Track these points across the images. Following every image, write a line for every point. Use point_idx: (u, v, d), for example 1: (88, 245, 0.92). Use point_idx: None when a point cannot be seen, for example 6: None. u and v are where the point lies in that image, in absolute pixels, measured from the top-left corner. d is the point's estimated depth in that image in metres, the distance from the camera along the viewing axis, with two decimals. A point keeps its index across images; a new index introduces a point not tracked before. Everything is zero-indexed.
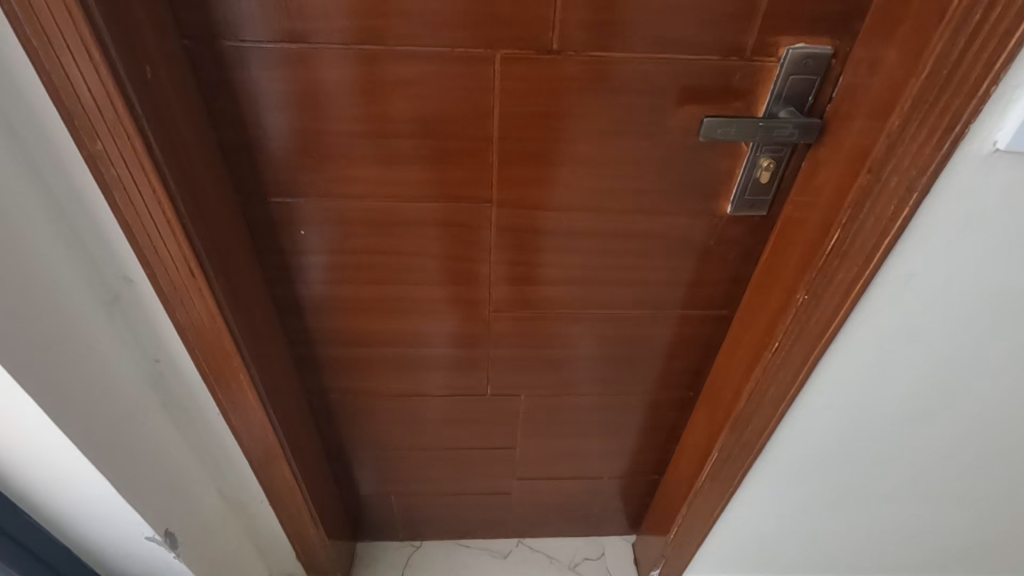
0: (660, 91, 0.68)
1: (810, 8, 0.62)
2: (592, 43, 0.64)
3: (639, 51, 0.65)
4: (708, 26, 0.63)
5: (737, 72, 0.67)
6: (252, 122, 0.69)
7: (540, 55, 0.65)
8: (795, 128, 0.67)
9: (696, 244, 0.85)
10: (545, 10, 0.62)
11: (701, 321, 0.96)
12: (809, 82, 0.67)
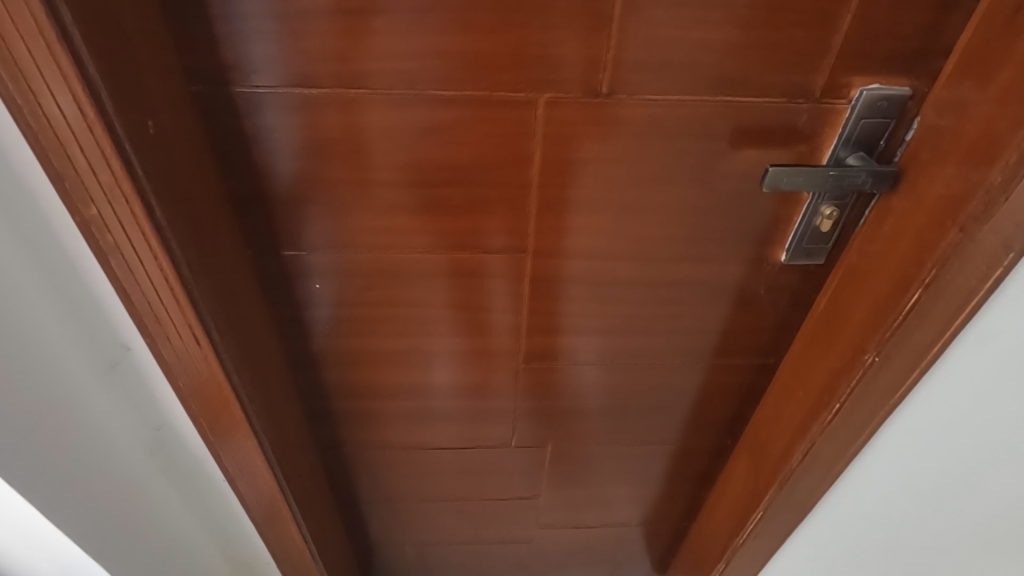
0: (718, 136, 0.62)
1: (889, 46, 0.56)
2: (647, 85, 0.58)
3: (697, 93, 0.59)
4: (776, 66, 0.57)
5: (803, 115, 0.60)
6: (265, 172, 0.62)
7: (588, 98, 0.58)
8: (869, 176, 0.61)
9: (744, 293, 0.78)
10: (597, 50, 0.55)
11: (741, 369, 0.90)
12: (882, 126, 0.61)
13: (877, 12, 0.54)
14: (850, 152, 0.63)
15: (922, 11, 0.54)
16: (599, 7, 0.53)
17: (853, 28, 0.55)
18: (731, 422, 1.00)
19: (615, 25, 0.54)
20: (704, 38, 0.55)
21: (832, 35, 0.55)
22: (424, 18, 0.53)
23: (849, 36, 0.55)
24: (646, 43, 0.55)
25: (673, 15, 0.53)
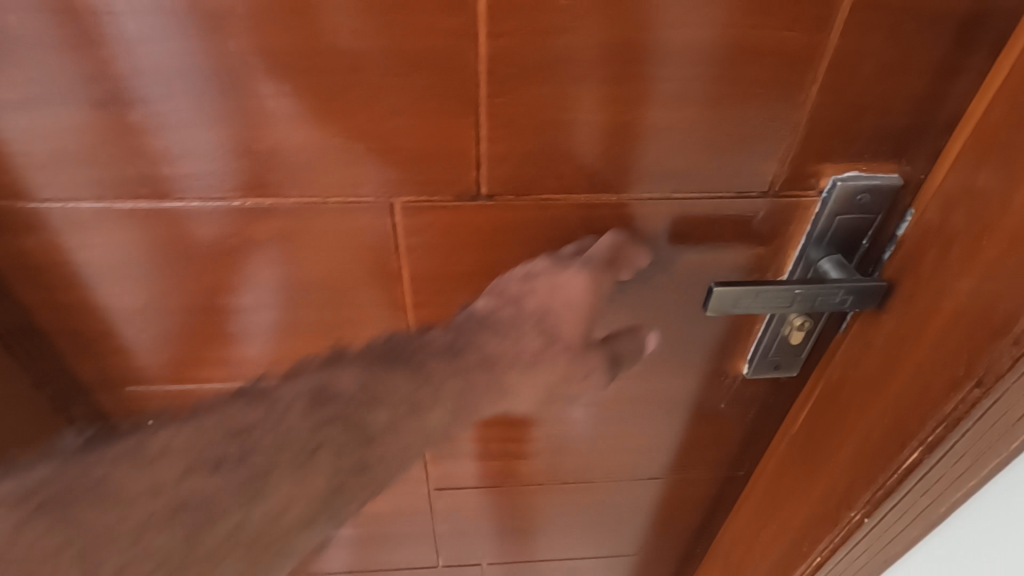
0: (648, 239, 0.46)
1: (872, 124, 0.40)
2: (540, 181, 0.42)
3: (613, 189, 0.43)
4: (716, 155, 0.41)
5: (759, 212, 0.45)
6: (38, 302, 0.46)
7: (461, 201, 0.42)
8: (849, 292, 0.45)
9: (701, 406, 0.62)
10: (461, 142, 0.39)
11: (708, 483, 0.74)
12: (865, 222, 0.45)
13: (850, 83, 0.38)
14: (824, 254, 0.47)
15: (913, 80, 0.39)
16: (454, 87, 0.37)
17: (818, 104, 0.39)
18: (699, 532, 0.83)
19: (481, 109, 0.38)
20: (613, 121, 0.39)
21: (790, 114, 0.40)
22: (204, 107, 0.37)
23: (813, 114, 0.40)
24: (531, 131, 0.39)
25: (563, 95, 0.38)
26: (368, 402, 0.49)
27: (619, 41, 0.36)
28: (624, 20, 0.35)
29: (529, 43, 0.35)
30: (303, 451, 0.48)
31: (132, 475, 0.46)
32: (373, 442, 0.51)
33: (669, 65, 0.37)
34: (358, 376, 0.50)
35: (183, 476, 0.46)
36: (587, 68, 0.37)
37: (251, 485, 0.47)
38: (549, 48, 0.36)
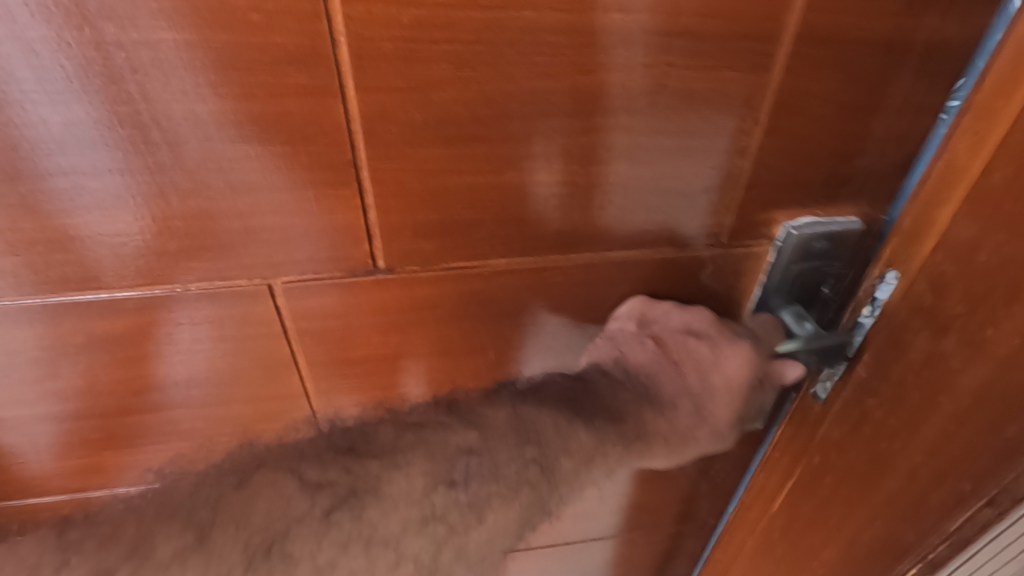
0: (584, 302, 0.40)
1: (827, 166, 0.35)
2: (449, 251, 0.35)
3: (538, 252, 0.36)
4: (652, 209, 0.35)
5: (707, 265, 0.39)
6: None
7: (356, 278, 0.35)
8: (810, 352, 0.39)
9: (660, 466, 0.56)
10: (343, 213, 0.32)
11: (671, 544, 0.67)
12: (824, 268, 0.39)
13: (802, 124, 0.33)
14: (784, 306, 0.41)
15: (873, 117, 0.33)
16: (326, 152, 0.29)
17: (768, 149, 0.34)
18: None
19: (364, 175, 0.31)
20: (529, 180, 0.33)
21: (736, 159, 0.34)
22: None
23: (762, 160, 0.34)
24: (430, 196, 0.32)
25: (465, 154, 0.31)
26: (487, 478, 0.36)
27: (528, 90, 0.29)
28: (531, 65, 0.28)
29: (415, 97, 0.28)
30: (416, 521, 0.34)
31: (285, 491, 0.33)
32: (481, 524, 0.36)
33: (590, 114, 0.30)
34: (492, 432, 0.36)
35: (328, 526, 0.33)
36: (492, 122, 0.30)
37: (384, 549, 0.34)
38: (441, 103, 0.29)
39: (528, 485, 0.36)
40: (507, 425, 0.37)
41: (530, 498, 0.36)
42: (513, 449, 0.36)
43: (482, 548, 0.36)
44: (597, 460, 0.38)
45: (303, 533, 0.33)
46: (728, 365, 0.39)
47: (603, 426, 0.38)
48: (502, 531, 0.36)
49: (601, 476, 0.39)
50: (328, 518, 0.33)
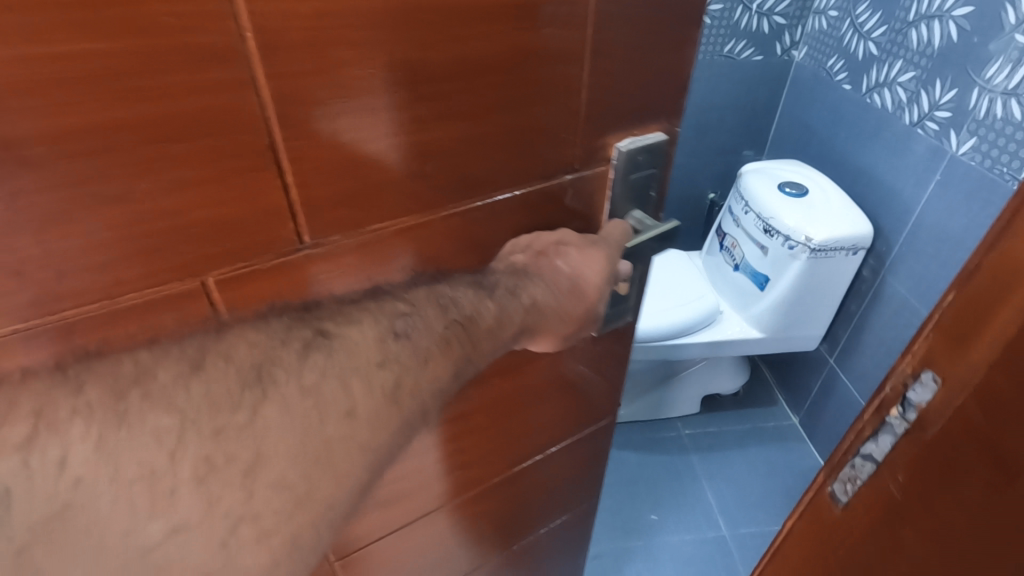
0: (483, 241, 0.47)
1: (635, 97, 0.47)
2: (367, 216, 0.40)
3: (441, 204, 0.43)
4: (521, 150, 0.44)
5: (569, 190, 0.49)
6: None
7: (286, 256, 0.38)
8: (650, 239, 0.53)
9: (565, 375, 0.66)
10: (266, 196, 0.35)
11: (584, 443, 0.79)
12: (647, 179, 0.53)
13: (613, 65, 0.44)
14: (627, 212, 0.54)
15: (658, 56, 0.45)
16: (245, 139, 0.33)
17: (593, 88, 0.44)
18: (585, 492, 0.89)
19: (283, 155, 0.34)
20: (425, 139, 0.39)
21: (573, 99, 0.44)
22: None
23: (591, 97, 0.44)
24: (344, 168, 0.37)
25: (370, 126, 0.36)
26: (426, 330, 0.42)
27: (413, 62, 0.35)
28: (414, 41, 0.34)
29: (321, 78, 0.33)
30: (376, 364, 0.40)
31: (263, 330, 0.37)
32: (427, 368, 0.42)
33: (464, 76, 0.38)
34: (422, 296, 0.43)
35: (306, 356, 0.37)
36: (389, 93, 0.35)
37: (358, 376, 0.39)
38: (344, 82, 0.34)
39: (456, 336, 0.43)
40: (422, 293, 0.44)
41: (458, 351, 0.44)
42: (436, 311, 0.43)
43: (430, 386, 0.43)
44: (501, 322, 0.46)
45: (284, 359, 0.37)
46: (589, 261, 0.50)
47: (501, 295, 0.46)
48: (442, 369, 0.43)
49: (506, 332, 0.47)
50: (306, 351, 0.38)
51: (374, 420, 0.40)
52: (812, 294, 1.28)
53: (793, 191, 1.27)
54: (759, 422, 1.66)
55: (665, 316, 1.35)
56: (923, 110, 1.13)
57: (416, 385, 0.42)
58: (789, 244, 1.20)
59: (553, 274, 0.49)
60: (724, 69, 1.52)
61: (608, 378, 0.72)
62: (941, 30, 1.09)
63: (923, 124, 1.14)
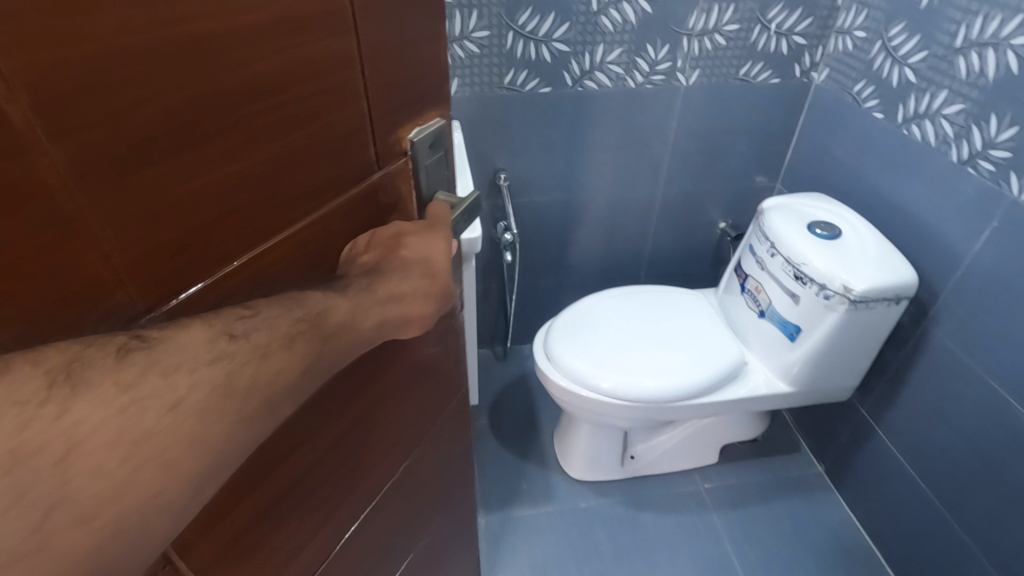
0: (316, 252, 0.45)
1: (413, 90, 0.49)
2: (201, 258, 0.36)
3: (276, 228, 0.40)
4: (333, 156, 0.43)
5: (381, 188, 0.50)
6: None
7: (119, 326, 0.32)
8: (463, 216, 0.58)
9: (406, 375, 0.62)
10: (87, 270, 0.30)
11: (443, 428, 0.78)
12: (440, 160, 0.57)
13: (383, 63, 0.44)
14: (433, 194, 0.57)
15: (415, 48, 0.47)
16: (49, 213, 0.27)
17: (378, 88, 0.45)
18: (458, 472, 0.89)
19: (98, 223, 0.29)
20: (245, 166, 0.36)
21: (357, 103, 0.43)
22: None
23: (375, 97, 0.45)
24: (166, 217, 0.32)
25: (183, 168, 0.32)
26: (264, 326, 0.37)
27: (217, 93, 0.32)
28: (211, 70, 0.31)
29: (118, 127, 0.28)
30: (207, 358, 0.34)
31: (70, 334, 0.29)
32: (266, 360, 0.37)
33: (263, 100, 0.35)
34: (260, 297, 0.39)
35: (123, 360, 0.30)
36: (194, 130, 0.32)
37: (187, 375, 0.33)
38: (147, 123, 0.29)
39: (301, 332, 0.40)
40: (265, 298, 0.39)
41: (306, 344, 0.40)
42: (279, 311, 0.39)
43: (274, 379, 0.38)
44: (354, 318, 0.45)
45: (97, 361, 0.29)
46: (431, 245, 0.53)
47: (352, 293, 0.46)
48: (287, 367, 0.39)
49: (364, 326, 0.46)
50: (123, 355, 0.31)
51: (212, 414, 0.34)
52: (851, 347, 1.18)
53: (826, 232, 1.18)
54: (782, 471, 1.52)
55: (690, 372, 1.24)
56: (977, 147, 1.02)
57: (253, 381, 0.36)
58: (825, 294, 1.11)
59: (400, 262, 0.51)
60: (738, 92, 1.42)
61: (445, 360, 0.71)
62: (997, 60, 0.98)
63: (976, 163, 1.03)
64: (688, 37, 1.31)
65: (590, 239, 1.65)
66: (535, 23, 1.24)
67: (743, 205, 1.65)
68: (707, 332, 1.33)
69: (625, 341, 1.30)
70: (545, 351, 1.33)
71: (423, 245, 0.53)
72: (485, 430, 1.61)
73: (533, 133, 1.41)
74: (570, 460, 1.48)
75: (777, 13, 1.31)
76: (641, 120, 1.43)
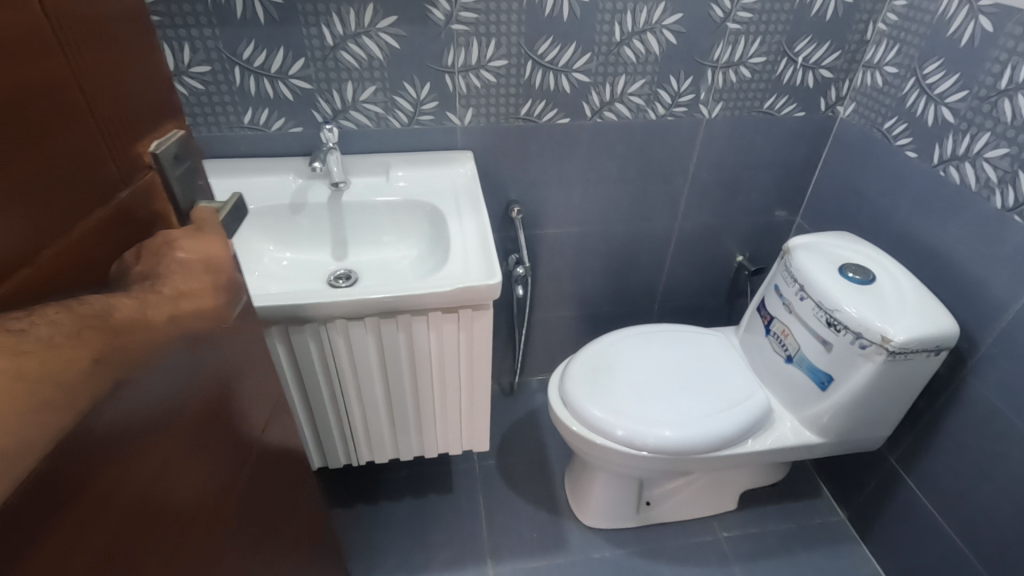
0: (91, 278, 0.39)
1: (138, 101, 0.43)
2: None
3: (35, 249, 0.34)
4: (77, 171, 0.37)
5: (137, 206, 0.43)
6: None
7: None
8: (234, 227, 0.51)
9: (232, 383, 0.55)
10: None
11: (274, 455, 0.69)
12: (194, 173, 0.50)
13: (101, 77, 0.39)
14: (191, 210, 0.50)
15: (135, 59, 0.42)
16: None
17: (104, 98, 0.39)
18: (294, 508, 0.79)
19: None
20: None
21: (81, 116, 0.38)
22: None
23: (102, 108, 0.39)
24: None
25: None
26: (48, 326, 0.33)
27: None
28: None
29: None
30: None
31: None
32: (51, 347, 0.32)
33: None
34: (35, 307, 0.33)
35: None
36: None
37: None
38: None
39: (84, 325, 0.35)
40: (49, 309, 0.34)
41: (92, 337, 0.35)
42: (61, 312, 0.34)
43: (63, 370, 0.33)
44: (150, 311, 0.39)
45: None
46: (209, 246, 0.46)
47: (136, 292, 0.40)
48: (78, 362, 0.34)
49: (160, 320, 0.40)
50: None
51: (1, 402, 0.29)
52: (887, 398, 1.11)
53: (858, 276, 1.12)
54: (805, 520, 1.45)
55: (714, 421, 1.17)
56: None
57: (41, 368, 0.31)
58: (861, 343, 1.05)
59: (181, 263, 0.43)
60: (762, 126, 1.37)
61: (269, 370, 0.64)
62: None
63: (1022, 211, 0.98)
64: (712, 69, 1.26)
65: (603, 272, 1.59)
66: (555, 53, 1.18)
67: (763, 240, 1.60)
68: (728, 377, 1.27)
69: (645, 386, 1.23)
70: (561, 395, 1.26)
71: (206, 244, 0.46)
72: (493, 471, 1.54)
73: (548, 163, 1.35)
74: (584, 507, 1.41)
75: (804, 46, 1.26)
76: (660, 152, 1.37)
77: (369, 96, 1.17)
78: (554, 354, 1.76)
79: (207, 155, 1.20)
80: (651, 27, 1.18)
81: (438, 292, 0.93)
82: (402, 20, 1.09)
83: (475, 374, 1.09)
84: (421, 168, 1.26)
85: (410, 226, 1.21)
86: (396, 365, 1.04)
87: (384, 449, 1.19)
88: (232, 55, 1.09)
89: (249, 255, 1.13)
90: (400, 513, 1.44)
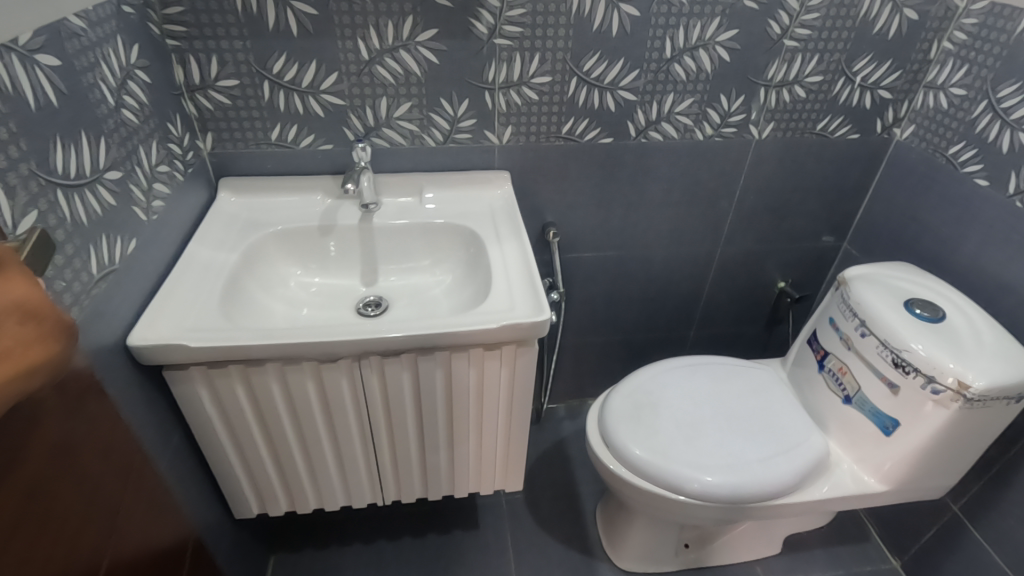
0: None
1: None
2: None
3: None
4: None
5: None
6: None
7: None
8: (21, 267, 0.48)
9: (74, 433, 0.58)
10: None
11: (129, 518, 0.70)
12: None
13: None
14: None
15: None
16: None
17: None
18: (163, 567, 0.78)
19: None
20: None
21: None
22: None
23: None
24: None
25: None
26: None
27: None
28: None
29: None
30: None
31: None
32: None
33: None
34: None
35: None
36: None
37: None
38: None
39: None
40: None
41: None
42: None
43: None
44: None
45: None
46: (10, 292, 0.41)
47: None
48: None
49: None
50: None
51: None
52: (959, 448, 1.03)
53: (927, 313, 1.04)
54: (855, 566, 1.36)
55: (765, 467, 1.08)
56: None
57: None
58: (934, 388, 0.97)
59: None
60: (814, 148, 1.30)
61: (113, 421, 0.66)
62: None
63: None
64: (766, 88, 1.19)
65: (639, 297, 1.51)
66: (601, 70, 1.12)
67: (809, 267, 1.52)
68: (777, 417, 1.18)
69: (690, 425, 1.15)
70: (600, 433, 1.18)
71: (13, 289, 0.41)
72: (521, 506, 1.46)
73: (585, 185, 1.28)
74: (620, 549, 1.33)
75: (863, 65, 1.19)
76: (706, 175, 1.30)
77: (404, 112, 1.11)
78: (584, 380, 1.68)
79: (232, 172, 1.14)
80: (703, 44, 1.12)
81: (483, 329, 0.85)
82: (444, 33, 1.03)
83: (514, 413, 1.02)
84: (456, 188, 1.19)
85: (446, 251, 1.14)
86: (431, 403, 0.97)
87: (412, 489, 1.12)
88: (262, 69, 1.02)
89: (273, 281, 1.08)
90: (424, 551, 1.36)
